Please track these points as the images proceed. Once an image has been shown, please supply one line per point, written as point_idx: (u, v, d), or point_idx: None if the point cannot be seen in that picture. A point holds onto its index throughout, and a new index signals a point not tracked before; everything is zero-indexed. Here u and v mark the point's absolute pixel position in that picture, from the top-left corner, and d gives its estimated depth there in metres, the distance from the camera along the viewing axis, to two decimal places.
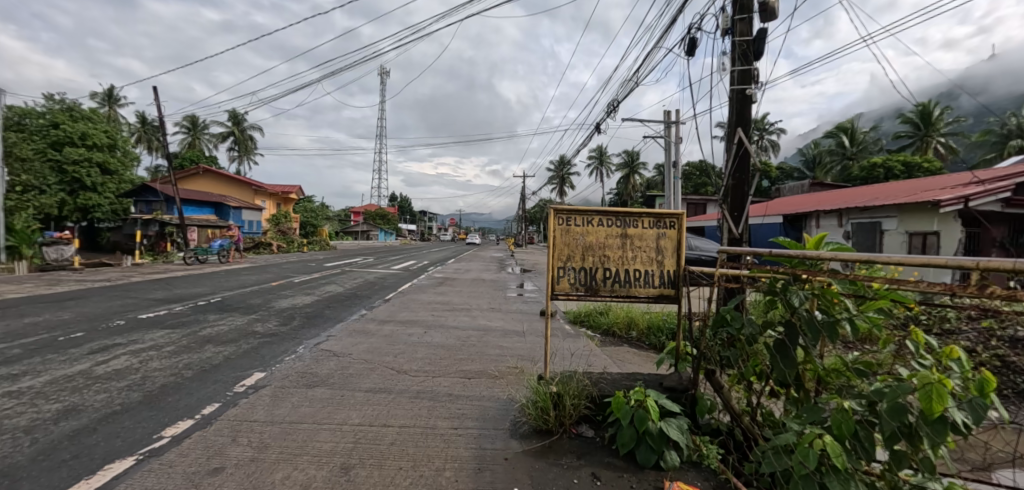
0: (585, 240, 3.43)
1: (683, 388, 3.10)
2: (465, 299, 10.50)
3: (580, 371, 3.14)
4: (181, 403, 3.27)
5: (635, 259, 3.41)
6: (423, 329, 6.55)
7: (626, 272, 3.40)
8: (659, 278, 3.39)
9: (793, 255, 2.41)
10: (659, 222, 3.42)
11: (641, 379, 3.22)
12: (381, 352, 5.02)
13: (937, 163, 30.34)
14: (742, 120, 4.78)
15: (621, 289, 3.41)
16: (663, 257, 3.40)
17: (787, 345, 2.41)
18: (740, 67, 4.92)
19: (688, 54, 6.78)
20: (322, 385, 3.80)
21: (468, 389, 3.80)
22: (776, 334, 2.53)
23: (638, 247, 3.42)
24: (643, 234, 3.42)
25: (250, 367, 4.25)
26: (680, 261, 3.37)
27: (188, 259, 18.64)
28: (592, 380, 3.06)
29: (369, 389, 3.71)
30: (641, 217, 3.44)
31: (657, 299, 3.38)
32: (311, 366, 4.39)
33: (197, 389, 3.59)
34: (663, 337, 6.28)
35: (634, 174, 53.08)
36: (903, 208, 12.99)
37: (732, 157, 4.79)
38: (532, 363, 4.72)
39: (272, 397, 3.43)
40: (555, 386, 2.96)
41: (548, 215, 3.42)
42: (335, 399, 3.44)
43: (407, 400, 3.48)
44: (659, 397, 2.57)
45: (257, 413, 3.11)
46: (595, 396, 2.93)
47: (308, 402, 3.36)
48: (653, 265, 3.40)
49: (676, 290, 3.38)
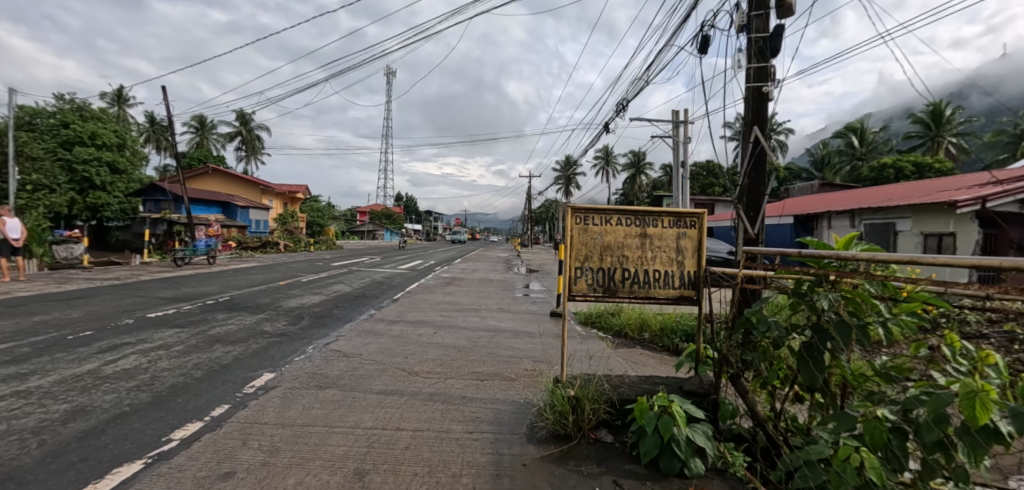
0: (604, 240, 3.35)
1: (704, 392, 2.96)
2: (475, 299, 10.47)
3: (599, 374, 3.07)
4: (190, 405, 3.21)
5: (655, 260, 3.33)
6: (433, 329, 6.50)
7: (646, 273, 3.32)
8: (679, 279, 3.30)
9: (826, 254, 2.28)
10: (680, 221, 3.34)
11: (659, 383, 3.11)
12: (392, 352, 4.97)
13: (948, 164, 30.01)
14: (758, 118, 4.70)
15: (640, 290, 3.32)
16: (684, 257, 3.32)
17: (816, 349, 2.34)
18: (755, 64, 4.81)
19: (700, 51, 6.67)
20: (333, 386, 3.74)
21: (482, 391, 3.73)
22: (804, 337, 2.45)
23: (658, 247, 3.34)
24: (663, 233, 3.33)
25: (260, 367, 4.21)
26: (701, 261, 3.29)
27: (176, 259, 17.44)
28: (611, 384, 3.00)
29: (381, 390, 3.65)
30: (661, 216, 3.36)
31: (677, 301, 3.30)
32: (321, 366, 4.34)
33: (206, 390, 3.54)
34: (676, 339, 6.21)
35: (640, 175, 53.50)
36: (917, 208, 12.82)
37: (748, 155, 4.69)
38: (546, 365, 4.64)
39: (282, 399, 3.38)
40: (573, 390, 2.89)
41: (565, 215, 3.35)
42: (344, 401, 3.38)
43: (421, 403, 3.41)
44: (683, 405, 2.45)
45: (267, 415, 3.05)
46: (615, 401, 2.86)
47: (319, 404, 3.29)
48: (674, 265, 3.31)
49: (697, 291, 3.29)
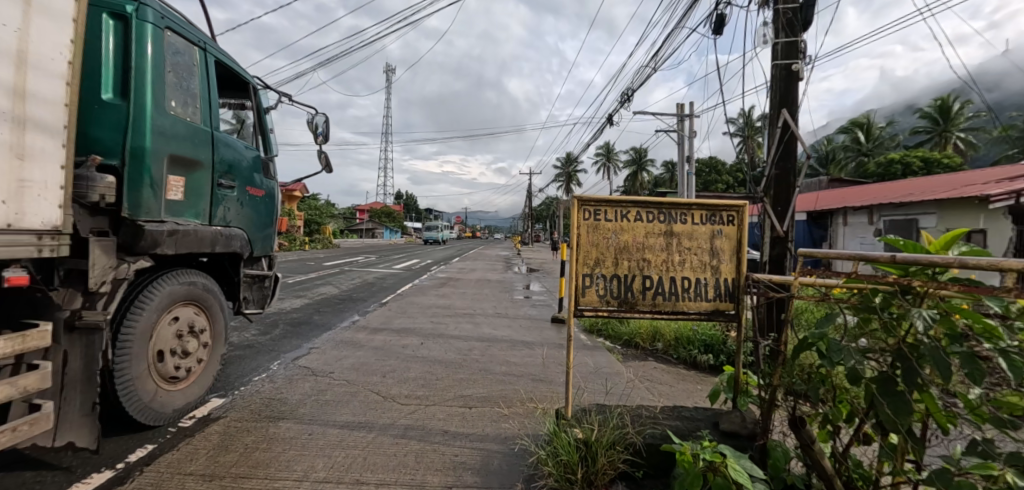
0: (620, 240, 2.79)
1: (747, 434, 2.37)
2: (470, 302, 9.93)
3: (616, 411, 2.55)
4: (105, 449, 2.71)
5: (683, 264, 2.78)
6: (420, 339, 5.95)
7: (672, 281, 2.78)
8: (714, 289, 2.77)
9: (931, 260, 1.66)
10: (715, 216, 2.80)
11: (689, 421, 2.54)
12: (369, 370, 4.42)
13: (957, 160, 29.42)
14: (787, 100, 4.17)
15: (667, 303, 2.77)
16: (719, 261, 2.78)
17: (903, 382, 1.79)
18: (783, 39, 4.26)
19: (716, 32, 6.11)
20: (289, 417, 3.20)
21: (468, 425, 3.17)
22: (885, 368, 1.88)
23: (687, 248, 2.79)
24: (693, 232, 2.79)
25: (208, 394, 3.71)
26: (740, 265, 2.75)
27: None
28: (635, 423, 2.47)
29: (345, 423, 3.10)
30: (691, 211, 2.81)
31: (710, 315, 2.77)
32: (282, 390, 3.79)
33: (135, 427, 3.04)
34: (693, 350, 5.62)
35: (642, 172, 53.01)
36: (942, 203, 12.24)
37: (776, 142, 4.16)
38: (545, 387, 4.09)
39: (223, 437, 2.84)
40: (582, 432, 2.36)
41: (571, 209, 2.78)
42: (299, 439, 2.84)
43: (391, 442, 2.85)
44: (739, 461, 1.87)
45: (196, 462, 2.52)
46: (640, 446, 2.33)
47: (265, 445, 2.75)
48: (707, 271, 2.77)
49: (735, 303, 2.76)
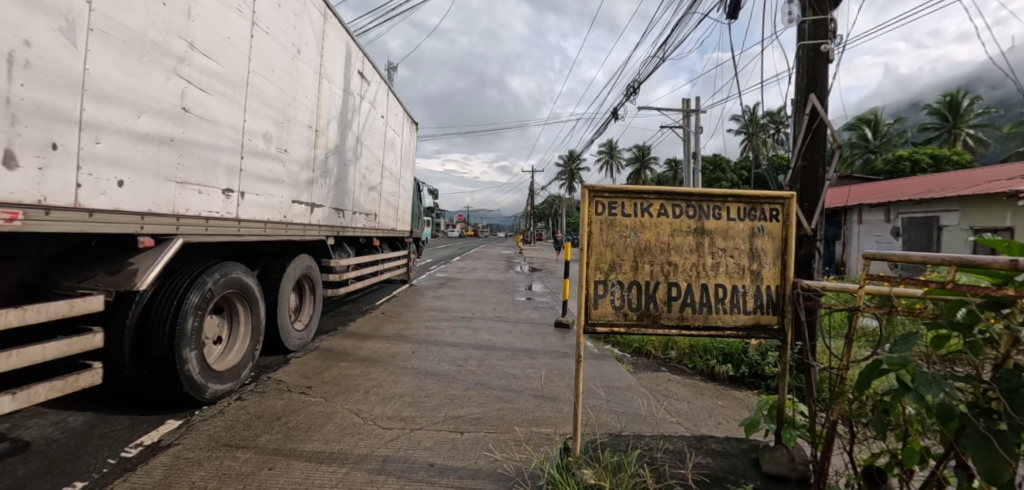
0: (641, 240, 2.42)
1: (799, 476, 2.04)
2: (470, 305, 9.55)
3: (635, 455, 2.20)
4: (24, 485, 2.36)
5: (717, 269, 2.41)
6: (413, 347, 5.59)
7: (704, 289, 2.40)
8: (753, 298, 2.40)
9: None
10: (754, 211, 2.43)
11: (727, 465, 2.20)
12: (354, 386, 4.06)
13: (968, 157, 28.95)
14: (815, 85, 3.78)
15: (697, 315, 2.40)
16: (760, 265, 2.41)
17: (1007, 422, 1.39)
18: (810, 18, 3.86)
19: (730, 16, 5.70)
20: (250, 445, 2.86)
21: (458, 456, 2.80)
22: (982, 404, 1.48)
23: (722, 249, 2.42)
24: (728, 230, 2.42)
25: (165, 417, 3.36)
26: (785, 270, 2.39)
27: None
28: (659, 470, 2.12)
29: (313, 454, 2.75)
30: (725, 205, 2.44)
31: (749, 330, 2.40)
32: (250, 412, 3.43)
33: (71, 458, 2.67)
34: (711, 360, 5.26)
35: (646, 170, 52.53)
36: (964, 200, 11.83)
37: (802, 131, 3.78)
38: (547, 406, 3.72)
39: (166, 475, 2.48)
40: (596, 479, 2.01)
41: (581, 202, 2.40)
42: (255, 476, 2.47)
43: (364, 479, 2.48)
44: None
45: None
46: None
47: (215, 483, 2.39)
48: (745, 277, 2.41)
49: (779, 317, 2.40)
